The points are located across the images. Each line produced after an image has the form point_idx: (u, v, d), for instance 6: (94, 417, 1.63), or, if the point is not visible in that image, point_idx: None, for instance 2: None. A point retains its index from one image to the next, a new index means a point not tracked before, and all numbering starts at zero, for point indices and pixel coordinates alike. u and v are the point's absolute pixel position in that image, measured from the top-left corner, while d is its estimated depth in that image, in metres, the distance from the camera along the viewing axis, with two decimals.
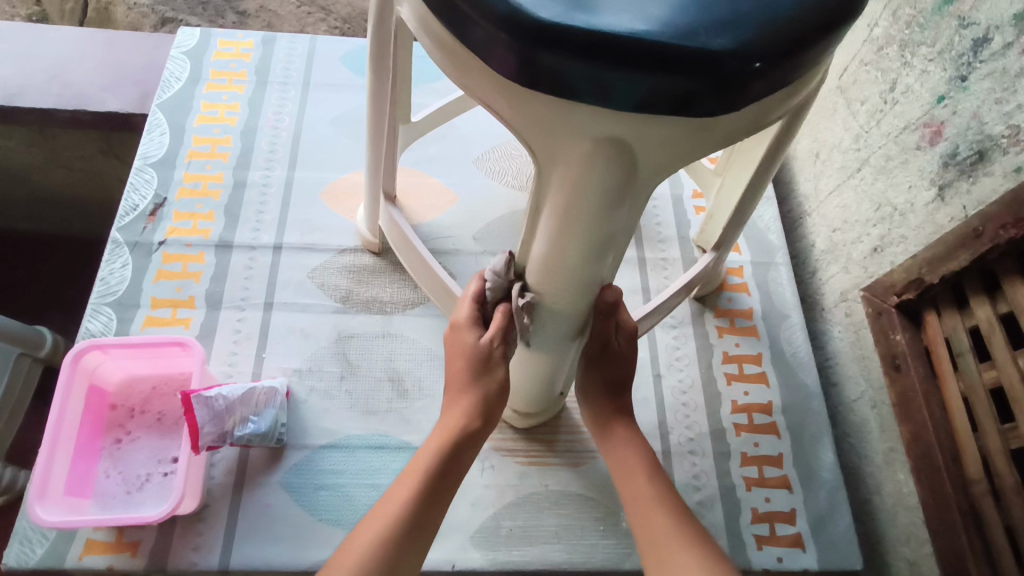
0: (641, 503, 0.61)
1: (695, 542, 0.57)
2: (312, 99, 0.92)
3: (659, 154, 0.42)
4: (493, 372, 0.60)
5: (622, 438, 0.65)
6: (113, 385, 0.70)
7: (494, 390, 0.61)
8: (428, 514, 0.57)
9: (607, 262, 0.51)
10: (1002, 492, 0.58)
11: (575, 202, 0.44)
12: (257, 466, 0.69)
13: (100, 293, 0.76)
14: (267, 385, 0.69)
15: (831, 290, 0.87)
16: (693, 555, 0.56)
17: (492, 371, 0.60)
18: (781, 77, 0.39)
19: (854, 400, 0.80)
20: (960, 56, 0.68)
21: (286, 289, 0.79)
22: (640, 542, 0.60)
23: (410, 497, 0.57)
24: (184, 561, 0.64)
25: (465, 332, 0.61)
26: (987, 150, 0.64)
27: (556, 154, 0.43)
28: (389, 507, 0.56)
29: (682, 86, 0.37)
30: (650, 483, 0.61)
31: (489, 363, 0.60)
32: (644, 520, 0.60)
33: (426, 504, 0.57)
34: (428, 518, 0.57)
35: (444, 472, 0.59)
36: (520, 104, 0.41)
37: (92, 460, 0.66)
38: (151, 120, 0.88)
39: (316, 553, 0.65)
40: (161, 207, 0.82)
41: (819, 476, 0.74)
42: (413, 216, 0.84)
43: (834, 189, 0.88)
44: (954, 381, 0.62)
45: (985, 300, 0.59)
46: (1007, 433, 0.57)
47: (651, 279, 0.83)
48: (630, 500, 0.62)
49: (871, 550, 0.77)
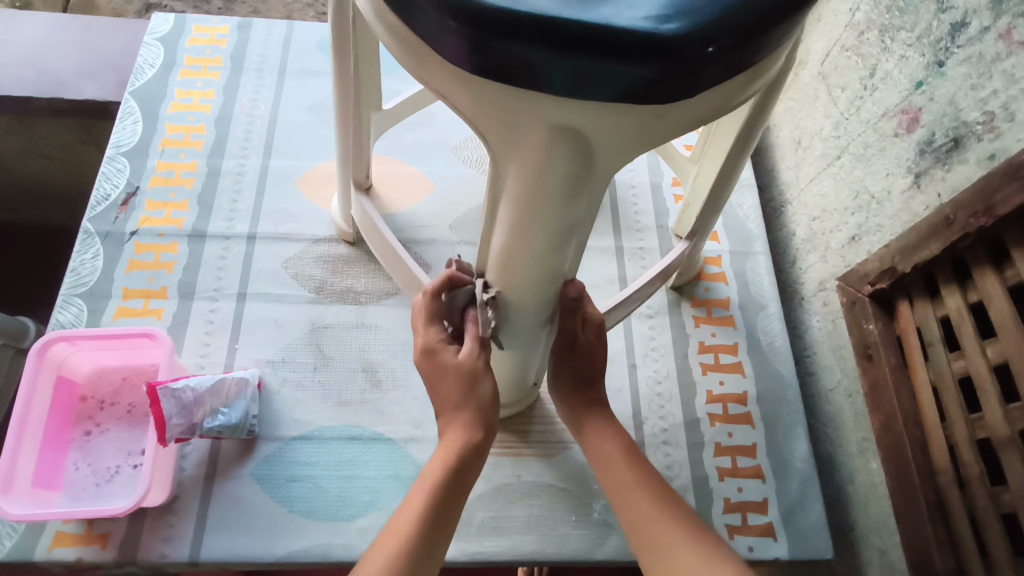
0: (622, 488, 0.60)
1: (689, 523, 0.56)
2: (288, 87, 0.91)
3: (616, 143, 0.41)
4: (482, 387, 0.58)
5: (600, 429, 0.64)
6: (83, 377, 0.69)
7: (487, 399, 0.59)
8: (440, 529, 0.54)
9: (568, 251, 0.50)
10: (967, 481, 0.58)
11: (534, 192, 0.43)
12: (229, 458, 0.69)
13: (71, 284, 0.75)
14: (238, 376, 0.69)
15: (810, 279, 0.86)
16: (687, 533, 0.55)
17: (481, 383, 0.58)
18: (738, 62, 0.38)
19: (830, 389, 0.80)
20: (939, 41, 0.66)
21: (260, 279, 0.78)
22: (628, 532, 0.58)
23: (425, 510, 0.54)
24: (154, 553, 0.64)
25: (442, 353, 0.59)
26: (961, 137, 0.63)
27: (512, 144, 0.41)
28: (401, 524, 0.53)
29: (635, 73, 0.35)
30: (631, 469, 0.61)
31: (476, 378, 0.58)
32: (627, 504, 0.59)
33: (441, 517, 0.54)
34: (440, 533, 0.54)
35: (457, 484, 0.56)
36: (472, 93, 0.39)
37: (62, 451, 0.65)
38: (124, 107, 0.86)
39: (287, 544, 0.66)
40: (133, 196, 0.81)
41: (792, 466, 0.74)
42: (389, 205, 0.83)
43: (814, 177, 0.87)
44: (924, 370, 0.62)
45: (956, 289, 0.59)
46: (974, 423, 0.57)
47: (629, 268, 0.83)
48: (611, 487, 0.61)
49: (844, 539, 0.77)
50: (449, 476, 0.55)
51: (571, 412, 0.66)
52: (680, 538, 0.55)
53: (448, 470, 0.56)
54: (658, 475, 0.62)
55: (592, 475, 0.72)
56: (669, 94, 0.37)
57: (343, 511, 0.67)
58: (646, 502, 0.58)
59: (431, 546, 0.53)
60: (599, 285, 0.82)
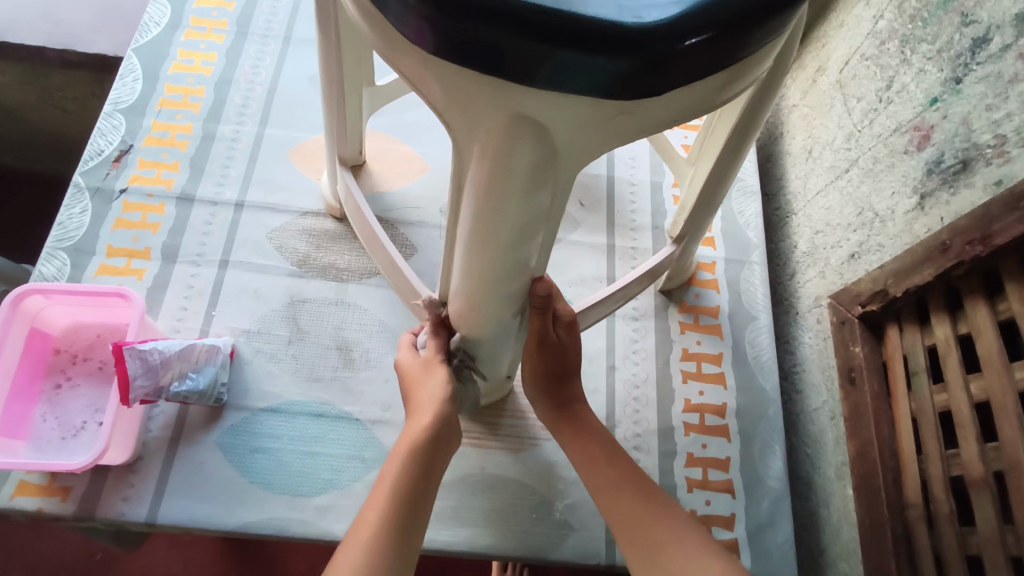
0: (608, 488, 0.59)
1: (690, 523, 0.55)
2: (291, 56, 0.90)
3: (581, 137, 0.39)
4: (433, 372, 0.60)
5: (579, 425, 0.63)
6: (59, 330, 0.70)
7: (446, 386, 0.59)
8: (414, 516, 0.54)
9: (535, 244, 0.49)
10: (936, 519, 0.56)
11: (496, 181, 0.42)
12: (195, 423, 0.69)
13: (57, 237, 0.75)
14: (209, 342, 0.68)
15: (807, 294, 0.83)
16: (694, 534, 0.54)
17: (434, 371, 0.60)
18: (717, 59, 0.36)
19: (815, 409, 0.78)
20: (958, 56, 0.63)
21: (243, 248, 0.77)
22: (619, 535, 0.56)
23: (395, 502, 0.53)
24: (113, 511, 0.64)
25: (407, 359, 0.62)
26: (971, 159, 0.60)
27: (473, 129, 0.40)
28: (371, 516, 0.53)
29: (604, 66, 0.33)
30: (614, 467, 0.60)
31: (430, 365, 0.61)
32: (615, 502, 0.57)
33: (410, 511, 0.54)
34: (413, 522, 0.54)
35: (421, 478, 0.55)
36: (434, 75, 0.38)
37: (30, 403, 0.66)
38: (126, 64, 0.86)
39: (243, 515, 0.65)
40: (126, 154, 0.81)
41: (765, 484, 0.72)
42: (380, 183, 0.82)
43: (821, 189, 0.83)
44: (907, 401, 0.60)
45: (946, 318, 0.57)
46: (949, 458, 0.55)
47: (618, 267, 0.81)
48: (595, 486, 0.59)
49: (813, 562, 0.75)
50: (411, 471, 0.55)
51: (548, 413, 0.65)
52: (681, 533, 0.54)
53: (409, 458, 0.55)
54: (644, 475, 0.60)
55: (558, 474, 0.71)
56: (640, 89, 0.35)
57: (303, 487, 0.67)
58: (635, 502, 0.57)
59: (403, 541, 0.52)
60: (586, 282, 0.80)
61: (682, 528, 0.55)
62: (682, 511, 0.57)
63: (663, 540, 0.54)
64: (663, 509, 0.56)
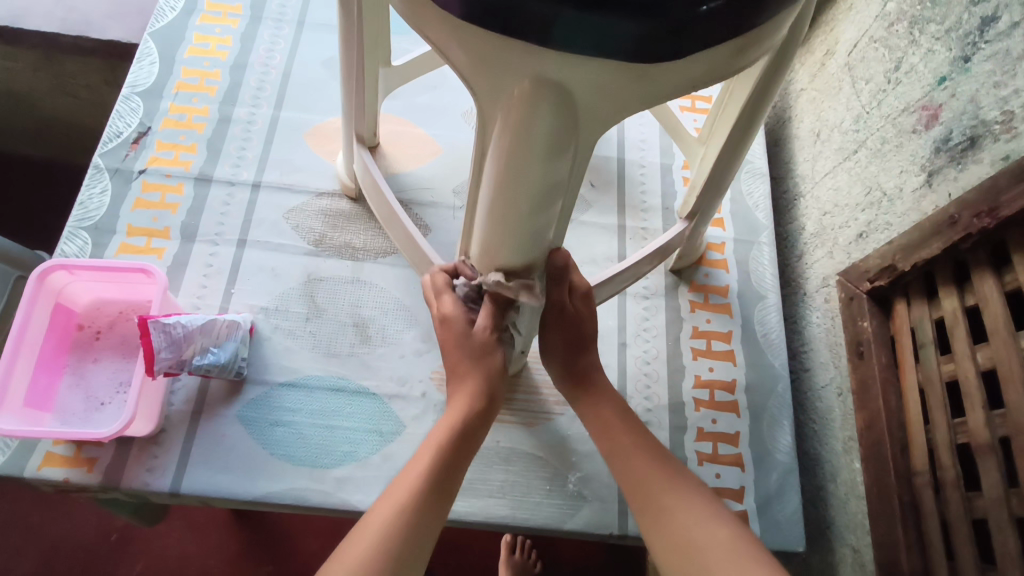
0: (621, 455, 0.59)
1: (698, 492, 0.55)
2: (306, 40, 0.92)
3: (601, 103, 0.41)
4: (491, 355, 0.61)
5: (597, 395, 0.64)
6: (82, 307, 0.72)
7: (495, 369, 0.61)
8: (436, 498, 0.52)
9: (554, 212, 0.51)
10: (943, 484, 0.57)
11: (519, 147, 0.43)
12: (216, 397, 0.70)
13: (78, 217, 0.77)
14: (230, 318, 0.70)
15: (814, 274, 0.84)
16: (702, 501, 0.54)
17: (492, 354, 0.61)
18: (733, 27, 0.37)
19: (822, 387, 0.79)
20: (967, 35, 0.63)
21: (261, 228, 0.79)
22: (631, 501, 0.57)
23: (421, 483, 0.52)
24: (137, 481, 0.66)
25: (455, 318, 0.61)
26: (978, 136, 0.61)
27: (497, 95, 0.41)
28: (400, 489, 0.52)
29: (627, 30, 0.35)
30: (628, 434, 0.60)
31: (487, 348, 0.61)
32: (628, 468, 0.58)
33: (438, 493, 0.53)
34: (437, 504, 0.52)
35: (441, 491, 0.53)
36: (461, 39, 0.39)
37: (55, 375, 0.67)
38: (143, 48, 0.88)
39: (265, 486, 0.67)
40: (144, 135, 0.82)
41: (773, 458, 0.74)
42: (395, 164, 0.83)
43: (829, 171, 0.84)
44: (914, 372, 0.62)
45: (953, 291, 0.58)
46: (956, 427, 0.57)
47: (629, 246, 0.82)
48: (610, 454, 0.60)
49: (819, 534, 0.77)
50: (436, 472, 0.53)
51: (566, 383, 0.65)
52: (690, 501, 0.54)
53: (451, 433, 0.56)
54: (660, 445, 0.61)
55: (571, 447, 0.73)
56: (661, 54, 0.37)
57: (322, 459, 0.68)
58: (648, 466, 0.57)
59: (419, 530, 0.50)
60: (597, 261, 0.81)
61: (691, 498, 0.55)
62: (695, 482, 0.57)
63: (670, 506, 0.54)
64: (674, 476, 0.56)
